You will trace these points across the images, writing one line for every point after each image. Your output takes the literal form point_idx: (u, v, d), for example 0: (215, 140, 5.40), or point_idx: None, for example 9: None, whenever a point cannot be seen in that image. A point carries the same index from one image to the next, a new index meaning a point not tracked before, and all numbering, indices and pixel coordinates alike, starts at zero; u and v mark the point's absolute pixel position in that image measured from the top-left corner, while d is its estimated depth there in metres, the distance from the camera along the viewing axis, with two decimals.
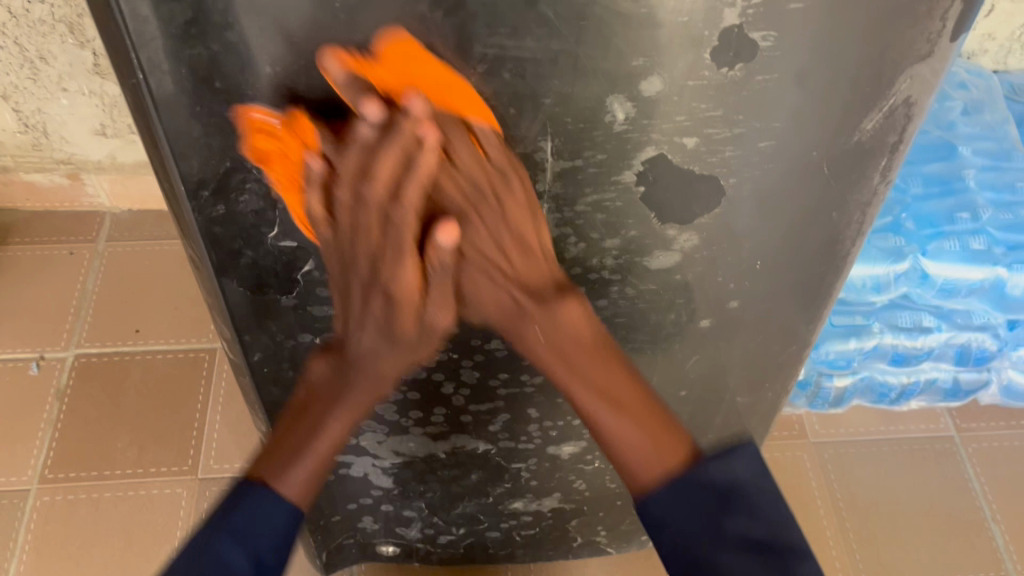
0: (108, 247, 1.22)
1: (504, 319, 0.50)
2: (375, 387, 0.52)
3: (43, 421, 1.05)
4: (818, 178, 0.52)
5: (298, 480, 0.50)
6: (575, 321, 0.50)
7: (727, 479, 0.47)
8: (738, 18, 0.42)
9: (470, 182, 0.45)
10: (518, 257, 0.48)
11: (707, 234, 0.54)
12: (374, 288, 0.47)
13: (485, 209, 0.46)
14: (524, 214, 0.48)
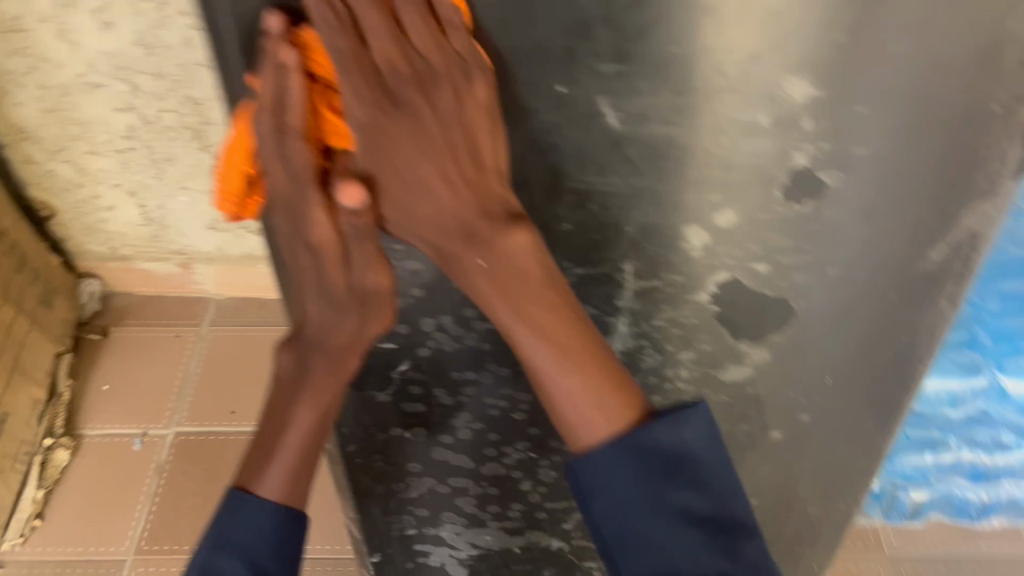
0: (211, 332, 1.31)
1: (452, 249, 0.45)
2: (337, 362, 0.48)
3: (143, 494, 1.12)
4: (885, 302, 0.55)
5: (275, 483, 0.48)
6: (522, 250, 0.44)
7: (673, 445, 0.44)
8: (807, 160, 0.46)
9: (397, 65, 0.38)
10: (466, 165, 0.42)
11: (778, 352, 0.57)
12: (296, 237, 0.44)
13: (416, 117, 0.40)
14: (476, 114, 0.41)
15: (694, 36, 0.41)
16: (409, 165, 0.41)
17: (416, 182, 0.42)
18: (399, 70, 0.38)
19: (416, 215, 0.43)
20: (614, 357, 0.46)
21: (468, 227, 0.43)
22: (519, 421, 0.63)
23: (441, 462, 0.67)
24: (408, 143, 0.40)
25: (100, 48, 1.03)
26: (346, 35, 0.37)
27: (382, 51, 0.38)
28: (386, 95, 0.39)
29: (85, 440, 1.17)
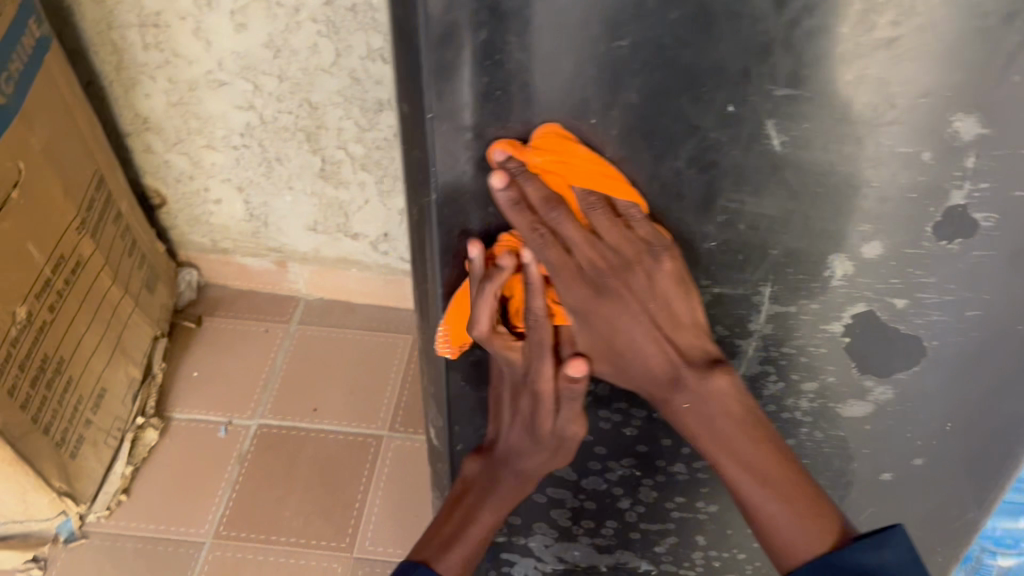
0: (299, 329, 1.34)
1: (662, 394, 0.52)
2: (524, 478, 0.59)
3: (224, 480, 1.15)
4: (1019, 351, 0.55)
5: (453, 562, 0.58)
6: (725, 397, 0.51)
7: (874, 565, 0.50)
8: (963, 199, 0.47)
9: (599, 262, 0.47)
10: (666, 326, 0.50)
11: (902, 390, 0.57)
12: (523, 389, 0.54)
13: (619, 297, 0.48)
14: (671, 285, 0.48)
15: (870, 68, 0.42)
16: (621, 330, 0.49)
17: (623, 344, 0.50)
18: (599, 267, 0.47)
19: (627, 365, 0.51)
20: (812, 480, 0.52)
21: (674, 375, 0.51)
22: (628, 436, 0.64)
23: (544, 471, 0.67)
24: (615, 317, 0.49)
25: (230, 47, 1.08)
26: (555, 247, 0.47)
27: (583, 254, 0.47)
28: (593, 286, 0.48)
29: (173, 423, 1.21)
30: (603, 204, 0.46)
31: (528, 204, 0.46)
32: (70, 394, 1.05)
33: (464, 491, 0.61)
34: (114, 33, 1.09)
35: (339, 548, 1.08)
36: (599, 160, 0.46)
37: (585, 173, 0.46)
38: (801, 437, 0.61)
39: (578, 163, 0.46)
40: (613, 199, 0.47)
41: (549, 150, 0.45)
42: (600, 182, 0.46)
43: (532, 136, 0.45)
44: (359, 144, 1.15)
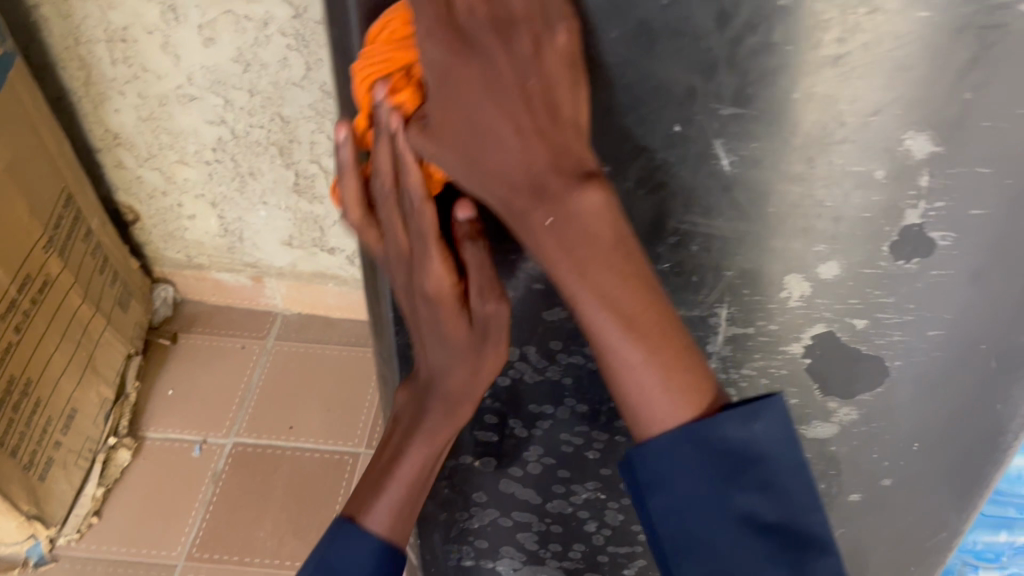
0: (276, 345, 1.33)
1: (520, 206, 0.41)
2: (453, 403, 0.51)
3: (197, 501, 1.13)
4: (984, 370, 0.53)
5: (383, 513, 0.53)
6: (594, 214, 0.41)
7: (744, 442, 0.44)
8: (919, 218, 0.45)
9: (476, 8, 0.36)
10: (543, 120, 0.39)
11: (867, 411, 0.56)
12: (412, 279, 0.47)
13: (489, 61, 0.37)
14: (556, 63, 0.38)
15: (817, 85, 0.40)
16: (478, 114, 0.38)
17: (481, 135, 0.39)
18: (477, 17, 0.36)
19: (483, 165, 0.40)
20: (682, 331, 0.44)
21: (538, 181, 0.40)
22: (591, 458, 0.63)
23: (507, 493, 0.66)
24: (480, 92, 0.38)
25: (199, 62, 1.06)
26: None
27: None
28: (456, 42, 0.37)
29: (146, 442, 1.19)
30: None
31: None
32: (38, 416, 1.03)
33: (394, 427, 0.56)
34: (81, 48, 1.08)
35: None
36: None
37: None
38: None
39: None
40: None
41: None
42: None
43: None
44: (333, 157, 1.14)
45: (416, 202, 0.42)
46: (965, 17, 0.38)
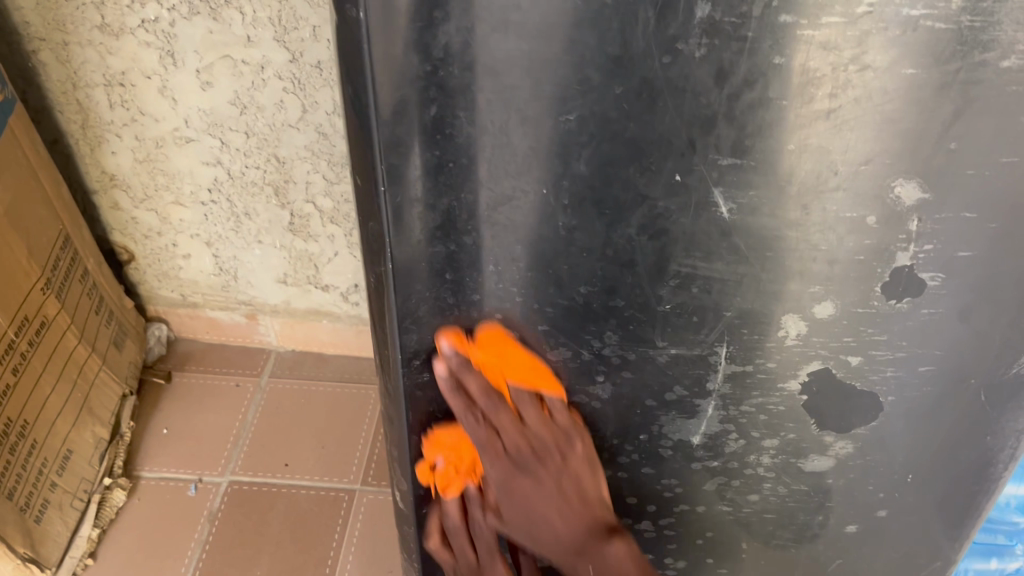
0: (270, 382, 1.33)
1: (569, 561, 0.60)
2: None
3: (193, 540, 1.13)
4: (974, 403, 0.55)
5: None
6: (622, 557, 0.59)
7: None
8: (910, 260, 0.47)
9: (519, 445, 0.57)
10: (575, 501, 0.59)
11: (862, 444, 0.58)
12: None
13: (533, 472, 0.58)
14: (580, 466, 0.58)
15: (811, 137, 0.42)
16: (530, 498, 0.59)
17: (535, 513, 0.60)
18: (523, 449, 0.57)
19: (538, 535, 0.60)
20: None
21: (579, 543, 0.59)
22: None
23: None
24: (530, 488, 0.59)
25: (196, 105, 1.08)
26: (485, 429, 0.56)
27: (508, 437, 0.56)
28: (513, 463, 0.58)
29: (141, 482, 1.19)
30: (531, 396, 0.56)
31: (467, 393, 0.55)
32: (34, 458, 1.03)
33: None
34: (79, 93, 1.09)
35: None
36: (539, 359, 0.55)
37: (521, 370, 0.55)
38: (765, 492, 0.62)
39: (517, 359, 0.55)
40: (541, 392, 0.56)
41: (490, 344, 0.54)
42: (531, 374, 0.56)
43: (477, 331, 0.53)
44: (328, 197, 1.16)
45: (484, 534, 0.63)
46: (949, 74, 0.40)
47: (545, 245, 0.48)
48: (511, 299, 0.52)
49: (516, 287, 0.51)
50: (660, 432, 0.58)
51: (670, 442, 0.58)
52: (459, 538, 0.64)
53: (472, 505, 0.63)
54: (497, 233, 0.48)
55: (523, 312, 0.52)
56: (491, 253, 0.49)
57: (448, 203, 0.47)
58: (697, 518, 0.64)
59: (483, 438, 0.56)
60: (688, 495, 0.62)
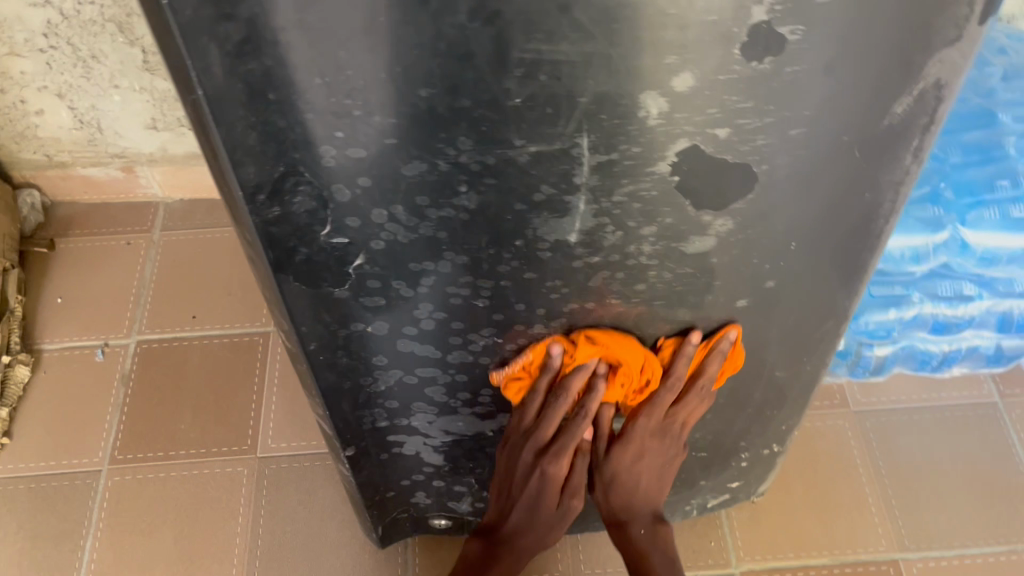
0: (163, 236, 1.27)
1: (640, 521, 0.79)
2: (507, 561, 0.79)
3: (111, 404, 1.11)
4: (849, 161, 0.53)
5: None
6: (666, 534, 0.80)
7: None
8: (767, 15, 0.43)
9: (677, 421, 0.74)
10: (659, 489, 0.79)
11: (742, 219, 0.56)
12: (536, 503, 0.75)
13: (665, 451, 0.76)
14: (674, 462, 0.78)
15: None
16: (640, 463, 0.75)
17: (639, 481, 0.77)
18: (675, 422, 0.74)
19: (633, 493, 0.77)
20: None
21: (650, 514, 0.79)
22: (480, 306, 0.62)
23: (407, 353, 0.66)
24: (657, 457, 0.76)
25: None
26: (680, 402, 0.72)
27: (684, 411, 0.73)
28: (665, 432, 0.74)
29: (44, 355, 1.15)
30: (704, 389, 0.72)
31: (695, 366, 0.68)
32: None
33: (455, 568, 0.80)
34: None
35: (240, 452, 1.06)
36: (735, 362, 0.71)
37: (725, 365, 0.70)
38: (651, 280, 0.60)
39: (730, 356, 0.70)
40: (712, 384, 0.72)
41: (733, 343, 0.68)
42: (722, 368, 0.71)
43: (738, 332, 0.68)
44: None
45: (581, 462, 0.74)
46: None
47: (368, 48, 0.43)
48: (348, 114, 0.47)
49: (349, 101, 0.46)
50: (536, 235, 0.55)
51: (547, 244, 0.56)
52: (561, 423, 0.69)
53: (589, 398, 0.68)
54: (311, 40, 0.42)
55: (365, 127, 0.48)
56: (311, 64, 0.44)
57: (247, 11, 0.41)
58: (589, 313, 0.63)
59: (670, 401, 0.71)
60: (575, 294, 0.61)
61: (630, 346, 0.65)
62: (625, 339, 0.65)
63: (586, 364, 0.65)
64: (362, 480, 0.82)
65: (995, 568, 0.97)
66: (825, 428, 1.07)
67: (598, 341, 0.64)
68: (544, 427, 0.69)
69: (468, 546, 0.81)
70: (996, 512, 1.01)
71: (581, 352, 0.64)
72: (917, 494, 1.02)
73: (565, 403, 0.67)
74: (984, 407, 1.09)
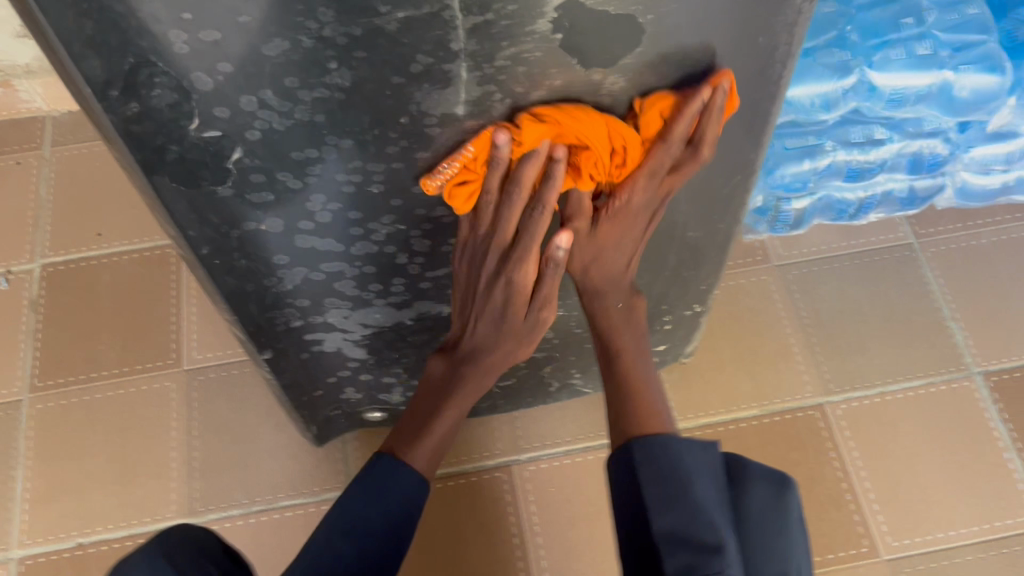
0: (55, 152, 1.20)
1: (616, 294, 0.69)
2: (483, 375, 0.69)
3: (23, 332, 1.06)
4: (738, 5, 0.51)
5: (423, 453, 0.65)
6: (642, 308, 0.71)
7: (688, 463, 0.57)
8: None
9: (666, 186, 0.62)
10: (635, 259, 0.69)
11: (634, 75, 0.54)
12: (502, 307, 0.64)
13: (643, 224, 0.65)
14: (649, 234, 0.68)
15: None
16: (614, 248, 0.66)
17: (614, 259, 0.67)
18: (666, 189, 0.62)
19: (605, 270, 0.68)
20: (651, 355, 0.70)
21: (624, 287, 0.69)
22: (376, 193, 0.59)
23: (308, 249, 0.64)
24: (632, 232, 0.65)
25: None
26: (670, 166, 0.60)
27: (676, 177, 0.61)
28: (650, 202, 0.63)
29: None
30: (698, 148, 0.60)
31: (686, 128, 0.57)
32: None
33: (427, 388, 0.70)
34: None
35: (166, 366, 1.04)
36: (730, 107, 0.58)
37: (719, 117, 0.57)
38: None
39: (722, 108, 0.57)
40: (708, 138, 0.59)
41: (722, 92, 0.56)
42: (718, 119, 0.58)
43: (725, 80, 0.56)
44: None
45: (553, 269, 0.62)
46: None
47: None
48: None
49: None
50: (421, 111, 0.52)
51: (434, 120, 0.53)
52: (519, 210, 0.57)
53: (553, 187, 0.55)
54: None
55: (212, 5, 0.43)
56: None
57: None
58: None
59: (657, 169, 0.59)
60: None
61: (587, 117, 0.54)
62: (581, 113, 0.54)
63: (539, 150, 0.53)
64: (286, 383, 0.81)
65: (913, 400, 1.01)
66: (749, 285, 1.09)
67: (546, 122, 0.54)
68: (501, 225, 0.59)
69: (431, 369, 0.70)
70: (916, 350, 1.04)
71: (531, 136, 0.53)
72: (840, 341, 1.05)
73: (520, 198, 0.56)
74: (902, 248, 1.11)
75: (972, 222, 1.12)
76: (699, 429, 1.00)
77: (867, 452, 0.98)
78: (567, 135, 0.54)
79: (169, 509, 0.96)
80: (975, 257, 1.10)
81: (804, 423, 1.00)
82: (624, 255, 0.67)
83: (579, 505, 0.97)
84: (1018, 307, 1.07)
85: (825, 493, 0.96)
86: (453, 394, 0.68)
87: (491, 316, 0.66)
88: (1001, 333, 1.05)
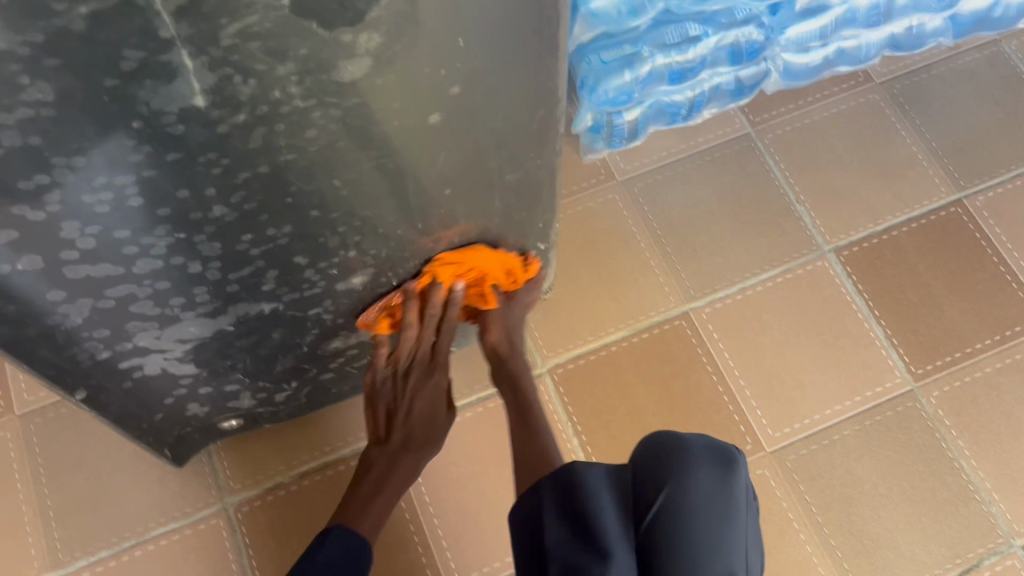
0: None
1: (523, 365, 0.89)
2: (419, 452, 0.83)
3: None
4: None
5: (366, 522, 0.77)
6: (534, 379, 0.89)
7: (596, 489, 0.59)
8: None
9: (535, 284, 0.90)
10: (520, 330, 0.91)
11: (388, 28, 0.48)
12: (423, 380, 0.83)
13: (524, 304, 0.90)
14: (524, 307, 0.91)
15: None
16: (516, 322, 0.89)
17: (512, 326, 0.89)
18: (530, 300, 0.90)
19: (514, 326, 0.89)
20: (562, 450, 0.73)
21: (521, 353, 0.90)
22: (139, 206, 0.52)
23: (83, 279, 0.57)
24: (519, 311, 0.90)
25: None
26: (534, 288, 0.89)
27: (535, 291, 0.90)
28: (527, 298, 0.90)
29: None
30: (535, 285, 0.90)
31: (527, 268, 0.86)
32: None
33: (370, 466, 0.82)
34: None
35: None
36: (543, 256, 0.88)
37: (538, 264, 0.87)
38: (320, 123, 0.52)
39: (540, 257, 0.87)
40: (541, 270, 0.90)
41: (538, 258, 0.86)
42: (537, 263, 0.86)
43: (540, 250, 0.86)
44: None
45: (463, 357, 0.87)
46: None
47: None
48: None
49: None
50: (153, 110, 0.45)
51: (173, 117, 0.47)
52: (431, 320, 0.79)
53: (451, 305, 0.79)
54: None
55: None
56: None
57: None
58: (270, 179, 0.55)
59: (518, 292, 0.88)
60: (240, 162, 0.52)
61: (475, 253, 0.77)
62: (475, 252, 0.76)
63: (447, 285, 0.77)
64: (116, 415, 0.74)
65: (774, 290, 1.02)
66: (598, 207, 1.06)
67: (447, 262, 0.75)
68: (420, 338, 0.81)
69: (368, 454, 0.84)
70: (769, 242, 1.04)
71: (441, 271, 0.76)
72: (694, 247, 1.04)
73: (434, 305, 0.78)
74: (739, 140, 1.10)
75: (803, 101, 1.12)
76: (570, 363, 0.98)
77: (738, 351, 0.99)
78: (457, 271, 0.77)
79: (31, 565, 0.88)
80: (810, 137, 1.10)
81: (672, 334, 0.99)
82: (518, 328, 0.90)
83: (465, 465, 0.95)
84: (858, 178, 1.08)
85: (704, 399, 0.96)
86: (392, 469, 0.81)
87: (414, 401, 0.83)
88: (846, 207, 1.06)
